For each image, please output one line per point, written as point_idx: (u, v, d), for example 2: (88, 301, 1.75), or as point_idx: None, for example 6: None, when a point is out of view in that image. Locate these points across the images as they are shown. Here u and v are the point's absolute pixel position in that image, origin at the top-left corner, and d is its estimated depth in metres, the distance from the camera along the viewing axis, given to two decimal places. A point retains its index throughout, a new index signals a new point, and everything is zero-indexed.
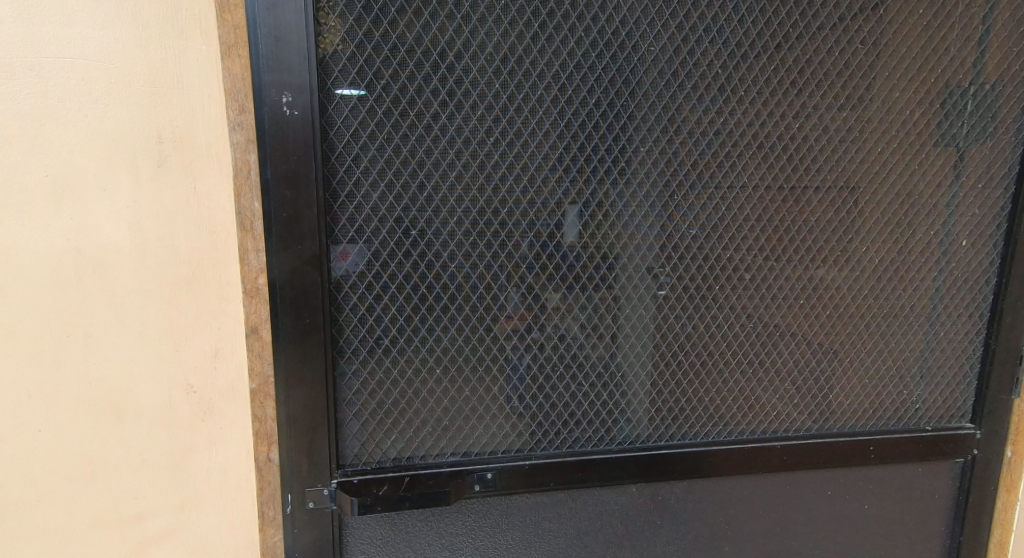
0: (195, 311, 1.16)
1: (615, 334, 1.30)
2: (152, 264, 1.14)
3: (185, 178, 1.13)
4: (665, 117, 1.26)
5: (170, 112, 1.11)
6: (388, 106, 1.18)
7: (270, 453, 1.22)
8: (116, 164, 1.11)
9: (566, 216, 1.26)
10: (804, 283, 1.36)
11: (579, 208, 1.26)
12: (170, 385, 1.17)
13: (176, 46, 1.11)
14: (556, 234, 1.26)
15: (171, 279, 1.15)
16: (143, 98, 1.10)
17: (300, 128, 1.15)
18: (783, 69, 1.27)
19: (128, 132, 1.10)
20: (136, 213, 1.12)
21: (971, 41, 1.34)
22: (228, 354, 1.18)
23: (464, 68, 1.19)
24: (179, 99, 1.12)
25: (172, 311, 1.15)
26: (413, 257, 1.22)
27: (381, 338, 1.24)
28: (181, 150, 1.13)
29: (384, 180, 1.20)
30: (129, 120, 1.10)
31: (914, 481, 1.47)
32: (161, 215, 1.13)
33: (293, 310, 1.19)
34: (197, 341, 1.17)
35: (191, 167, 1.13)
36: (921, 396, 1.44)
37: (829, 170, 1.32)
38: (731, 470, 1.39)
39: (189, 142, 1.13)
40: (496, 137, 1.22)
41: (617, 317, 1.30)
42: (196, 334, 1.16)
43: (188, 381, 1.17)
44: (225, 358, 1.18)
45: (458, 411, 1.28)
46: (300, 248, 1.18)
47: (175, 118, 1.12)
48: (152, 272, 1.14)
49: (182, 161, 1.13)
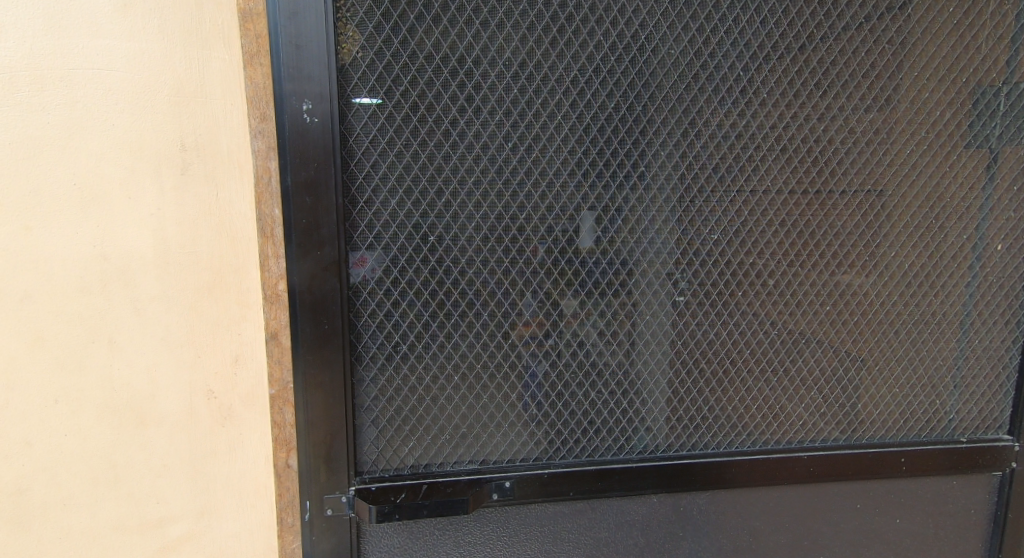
0: (217, 318, 1.17)
1: (634, 340, 1.28)
2: (175, 271, 1.15)
3: (208, 185, 1.15)
4: (687, 120, 1.24)
5: (194, 120, 1.13)
6: (406, 113, 1.18)
7: (288, 459, 1.22)
8: (140, 172, 1.12)
9: (583, 225, 1.24)
10: (831, 289, 1.32)
11: (597, 213, 1.24)
12: (191, 391, 1.17)
13: (200, 56, 1.13)
14: (575, 242, 1.25)
15: (193, 286, 1.16)
16: (167, 107, 1.12)
17: (320, 135, 1.16)
18: (808, 70, 1.25)
19: (153, 141, 1.12)
20: (160, 221, 1.14)
21: (1004, 40, 1.30)
22: (249, 360, 1.19)
23: (481, 74, 1.19)
24: (202, 107, 1.13)
25: (194, 318, 1.16)
26: (430, 264, 1.21)
27: (399, 345, 1.23)
28: (204, 159, 1.14)
29: (403, 187, 1.20)
30: (153, 129, 1.12)
31: (949, 495, 1.41)
32: (184, 222, 1.14)
33: (312, 315, 1.19)
34: (217, 348, 1.17)
35: (214, 175, 1.15)
36: (955, 406, 1.39)
37: (856, 172, 1.29)
38: (755, 482, 1.35)
39: (211, 150, 1.14)
40: (514, 143, 1.22)
41: (636, 324, 1.28)
42: (217, 341, 1.17)
43: (209, 387, 1.18)
44: (246, 365, 1.19)
45: (476, 418, 1.27)
46: (319, 254, 1.18)
47: (198, 127, 1.13)
48: (175, 278, 1.15)
49: (204, 169, 1.14)
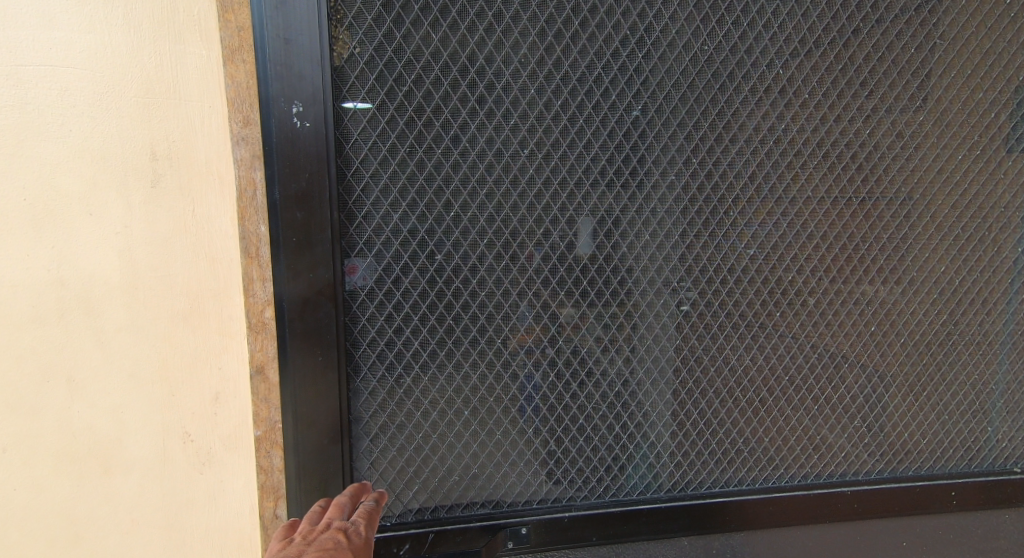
0: (194, 350, 1.04)
1: (631, 356, 1.15)
2: (145, 298, 1.02)
3: (183, 200, 1.01)
4: (720, 124, 1.12)
5: (166, 126, 1.00)
6: (410, 116, 1.04)
7: (277, 509, 1.08)
8: (103, 185, 0.99)
9: (578, 233, 1.11)
10: (876, 308, 1.21)
11: (593, 221, 1.11)
12: (166, 432, 1.05)
13: (173, 51, 0.99)
14: (566, 253, 1.11)
15: (167, 314, 1.03)
16: (135, 110, 0.99)
17: (312, 142, 1.02)
18: (853, 68, 1.14)
19: (118, 149, 0.99)
20: (129, 240, 1.00)
21: None
22: (230, 399, 1.06)
23: (495, 72, 1.06)
24: (175, 111, 1.00)
25: (169, 349, 1.04)
26: (437, 285, 1.08)
27: (402, 377, 1.09)
28: (178, 169, 1.01)
29: (406, 200, 1.06)
30: (118, 135, 0.99)
31: (1000, 529, 1.31)
32: (155, 241, 1.01)
33: (303, 347, 1.05)
34: (195, 384, 1.05)
35: (189, 188, 1.01)
36: (1009, 434, 1.28)
37: (903, 181, 1.18)
38: (793, 520, 1.24)
39: (186, 159, 1.01)
40: (530, 149, 1.08)
41: (633, 336, 1.15)
42: (196, 375, 1.05)
43: (186, 428, 1.06)
44: (227, 403, 1.06)
45: (488, 457, 1.14)
46: (311, 277, 1.04)
47: (171, 133, 1.00)
48: (144, 306, 1.02)
49: (178, 181, 1.01)
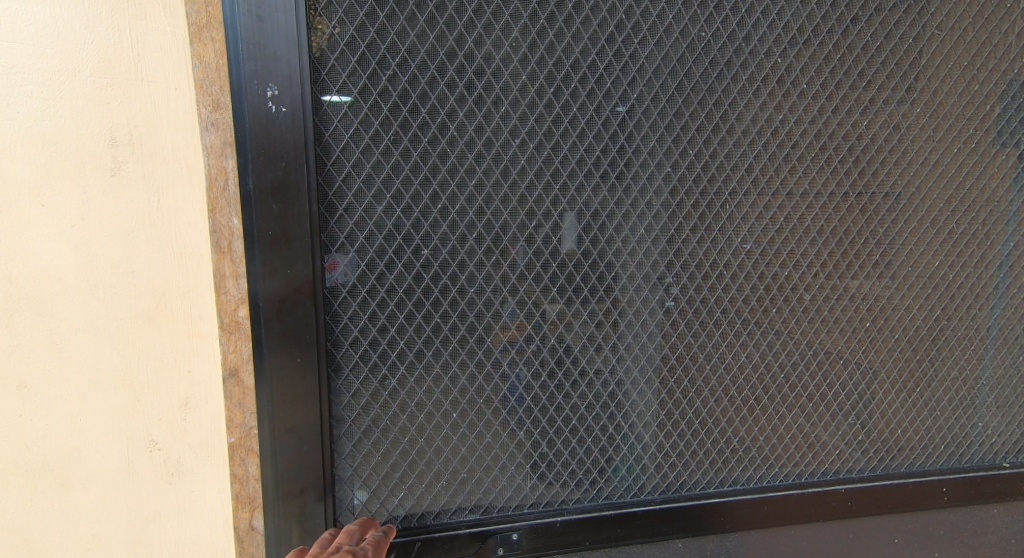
0: (160, 352, 0.97)
1: (616, 347, 1.10)
2: (105, 296, 0.95)
3: (146, 190, 0.94)
4: (718, 114, 1.08)
5: (126, 109, 0.92)
6: (395, 101, 0.97)
7: (252, 520, 1.02)
8: (57, 172, 0.91)
9: (564, 218, 1.06)
10: (871, 304, 1.19)
11: (575, 214, 1.06)
12: (131, 441, 0.98)
13: (134, 27, 0.92)
14: (552, 242, 1.06)
15: (130, 313, 0.96)
16: (91, 91, 0.91)
17: (288, 128, 0.94)
18: (852, 57, 1.11)
19: (73, 134, 0.91)
20: (88, 232, 0.93)
21: None
22: (200, 404, 0.99)
23: (484, 56, 1.00)
24: (137, 93, 0.92)
25: (133, 352, 0.96)
26: (424, 282, 1.02)
27: (387, 379, 1.03)
28: (140, 156, 0.93)
29: (390, 191, 0.99)
30: (73, 119, 0.91)
31: (988, 523, 1.31)
32: (116, 235, 0.94)
33: (281, 348, 0.98)
34: (161, 388, 0.98)
35: (153, 178, 0.94)
36: (999, 429, 1.28)
37: (900, 174, 1.16)
38: (788, 519, 1.22)
39: (150, 145, 0.93)
40: (522, 138, 1.03)
41: (618, 325, 1.10)
42: (163, 379, 0.98)
43: (152, 436, 0.99)
44: (198, 409, 0.99)
45: (478, 461, 1.09)
46: (289, 273, 0.97)
47: (133, 116, 0.92)
48: (105, 305, 0.95)
49: (141, 169, 0.93)
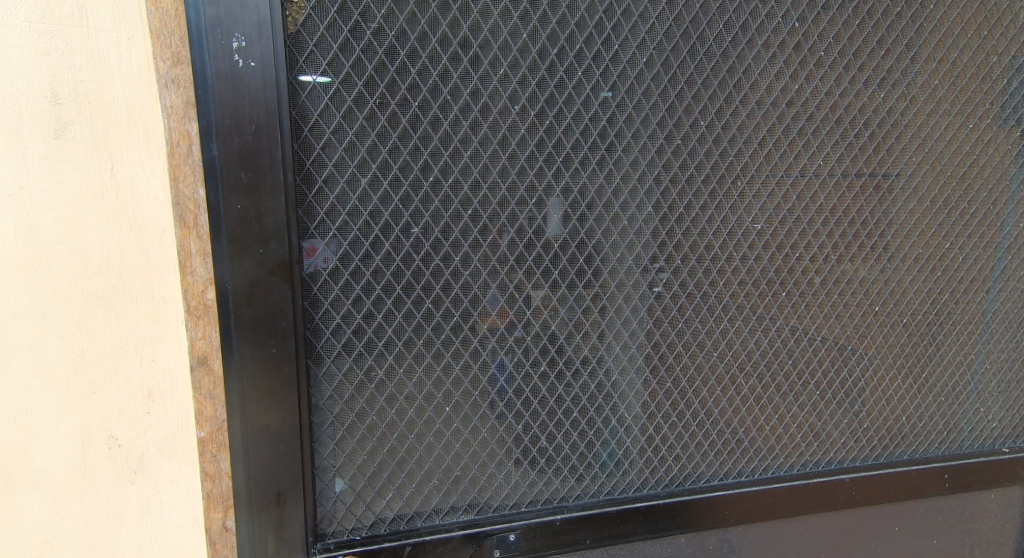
0: (115, 340, 0.86)
1: (602, 336, 1.02)
2: (50, 282, 0.83)
3: (96, 160, 0.82)
4: (731, 82, 1.00)
5: (72, 65, 0.80)
6: (381, 59, 0.86)
7: (226, 521, 0.92)
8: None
9: (549, 210, 0.96)
10: (881, 288, 1.14)
11: (560, 197, 0.96)
12: (84, 440, 0.87)
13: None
14: (540, 231, 0.97)
15: (79, 295, 0.84)
16: (25, 44, 0.78)
17: (258, 86, 0.82)
18: (871, 24, 1.05)
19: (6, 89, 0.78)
20: (30, 203, 0.81)
21: None
22: (162, 399, 0.89)
23: (481, 11, 0.90)
24: (84, 47, 0.80)
25: (83, 340, 0.85)
26: (415, 263, 0.92)
27: (373, 370, 0.93)
28: (89, 118, 0.81)
29: (376, 161, 0.88)
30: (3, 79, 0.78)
31: (981, 507, 1.31)
32: (63, 212, 0.82)
33: (253, 338, 0.87)
34: (120, 378, 0.87)
35: (105, 146, 0.82)
36: (999, 414, 1.27)
37: (914, 151, 1.11)
38: (793, 511, 1.17)
39: (101, 107, 0.81)
40: (522, 104, 0.93)
41: (605, 316, 1.02)
42: (121, 367, 0.86)
43: (108, 435, 0.88)
44: (159, 405, 0.89)
45: (473, 458, 1.01)
46: (261, 253, 0.85)
47: (72, 69, 0.80)
48: (50, 293, 0.83)
49: (90, 136, 0.81)
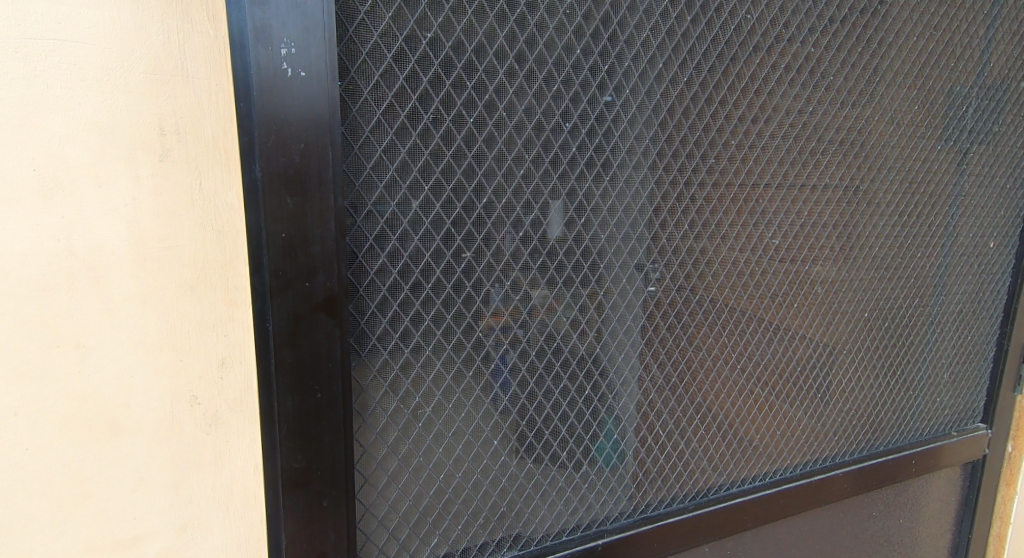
0: (169, 360, 0.75)
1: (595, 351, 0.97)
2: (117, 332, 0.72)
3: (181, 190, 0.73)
4: (759, 103, 1.03)
5: (153, 110, 0.71)
6: (437, 72, 0.78)
7: (283, 526, 0.80)
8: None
9: (550, 212, 0.89)
10: (870, 296, 1.27)
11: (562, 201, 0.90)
12: (107, 508, 0.74)
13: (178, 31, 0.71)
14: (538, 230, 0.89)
15: (138, 314, 0.73)
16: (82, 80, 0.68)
17: (307, 98, 0.70)
18: (869, 52, 1.14)
19: (23, 100, 0.66)
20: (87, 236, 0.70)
21: (1017, 36, 1.32)
22: (197, 452, 0.78)
23: (538, 23, 0.84)
24: (171, 86, 0.71)
25: (121, 380, 0.73)
26: (466, 290, 0.86)
27: (423, 408, 0.87)
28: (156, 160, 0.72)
29: (430, 182, 0.80)
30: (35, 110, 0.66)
31: (934, 486, 1.48)
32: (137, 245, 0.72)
33: (294, 384, 0.76)
34: (189, 413, 0.77)
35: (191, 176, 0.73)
36: (946, 401, 1.44)
37: (897, 171, 1.24)
38: (799, 509, 1.25)
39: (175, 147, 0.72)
40: (574, 122, 0.88)
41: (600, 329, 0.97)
42: (196, 344, 0.76)
43: (141, 494, 0.76)
44: (201, 451, 0.78)
45: (520, 491, 0.97)
46: (307, 287, 0.74)
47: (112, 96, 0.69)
48: (114, 350, 0.73)
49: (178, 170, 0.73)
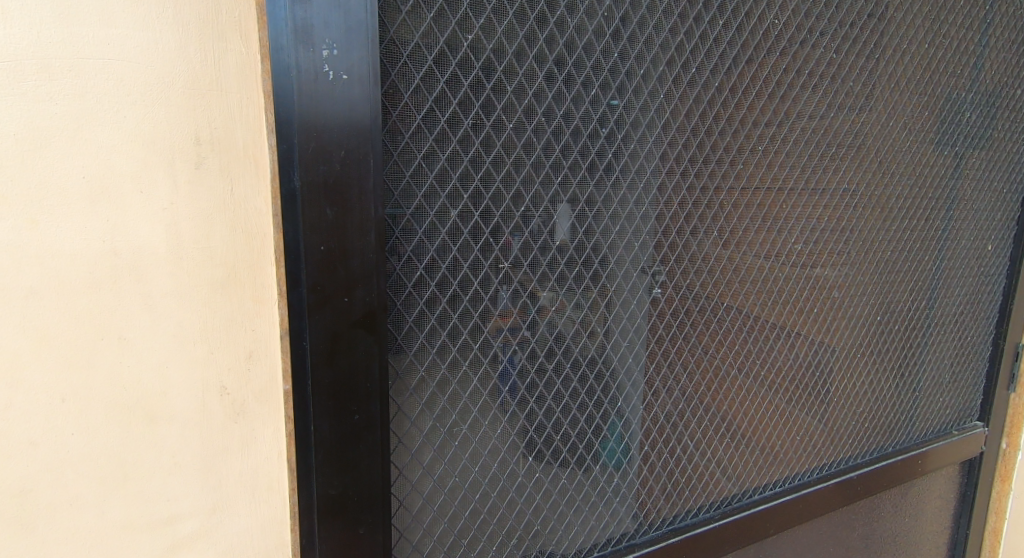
0: (200, 372, 0.72)
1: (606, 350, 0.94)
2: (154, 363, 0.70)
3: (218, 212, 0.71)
4: (784, 110, 1.04)
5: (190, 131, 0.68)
6: (477, 76, 0.76)
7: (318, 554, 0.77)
8: (6, 172, 0.63)
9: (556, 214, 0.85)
10: (880, 300, 1.29)
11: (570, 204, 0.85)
12: (138, 544, 0.72)
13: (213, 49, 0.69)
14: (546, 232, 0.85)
15: (168, 328, 0.70)
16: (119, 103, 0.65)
17: (348, 103, 0.69)
18: (885, 59, 1.15)
19: (61, 126, 0.64)
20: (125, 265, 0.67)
21: (1017, 43, 1.36)
22: (230, 476, 0.75)
23: (577, 26, 0.81)
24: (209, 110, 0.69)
25: (151, 406, 0.70)
26: (503, 303, 0.84)
27: (459, 425, 0.84)
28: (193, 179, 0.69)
29: (469, 191, 0.78)
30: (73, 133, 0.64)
31: (936, 485, 1.51)
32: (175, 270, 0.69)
33: (333, 406, 0.74)
34: (229, 444, 0.74)
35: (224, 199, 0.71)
36: (946, 401, 1.48)
37: (907, 176, 1.27)
38: (816, 513, 1.26)
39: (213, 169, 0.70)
40: (611, 128, 0.86)
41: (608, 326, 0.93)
42: (228, 346, 0.73)
43: (174, 524, 0.73)
44: (239, 479, 0.75)
45: (554, 507, 0.95)
46: (346, 302, 0.72)
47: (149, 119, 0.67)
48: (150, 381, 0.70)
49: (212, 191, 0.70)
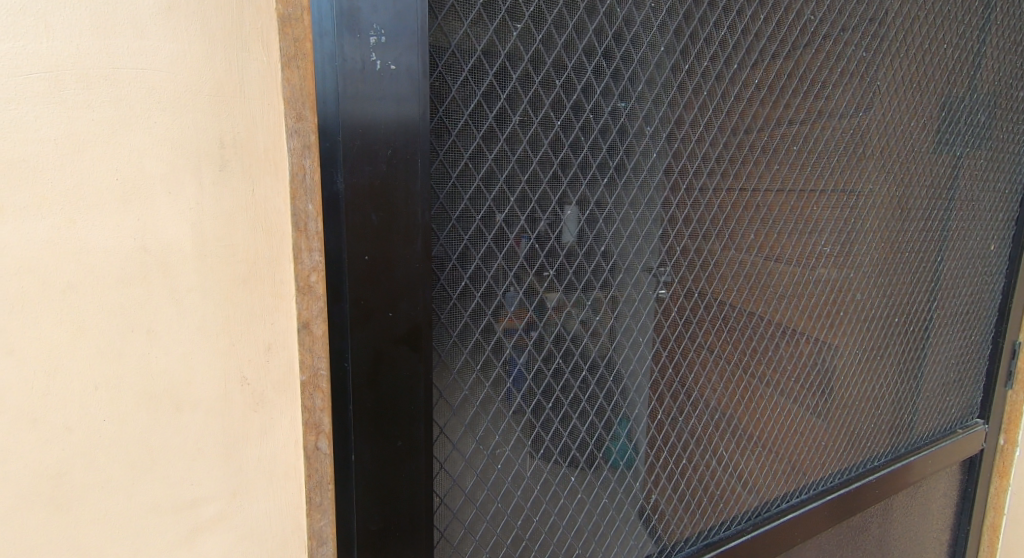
0: (231, 395, 0.66)
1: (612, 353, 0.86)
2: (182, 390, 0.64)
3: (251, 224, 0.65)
4: (815, 110, 1.02)
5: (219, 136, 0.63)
6: (527, 67, 0.72)
7: None
8: (21, 184, 0.56)
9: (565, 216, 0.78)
10: (893, 300, 1.30)
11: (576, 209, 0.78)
12: None
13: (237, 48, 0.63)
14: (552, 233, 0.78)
15: (197, 349, 0.64)
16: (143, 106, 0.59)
17: (396, 95, 0.64)
18: (905, 60, 1.15)
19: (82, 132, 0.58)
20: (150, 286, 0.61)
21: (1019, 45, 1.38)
22: (258, 501, 0.69)
23: (625, 18, 0.78)
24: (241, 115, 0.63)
25: (180, 440, 0.64)
26: (547, 312, 0.79)
27: (502, 446, 0.79)
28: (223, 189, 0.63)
29: (516, 192, 0.74)
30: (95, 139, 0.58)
31: (942, 484, 1.53)
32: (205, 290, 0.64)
33: (376, 431, 0.69)
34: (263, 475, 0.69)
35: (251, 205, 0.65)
36: (951, 400, 1.49)
37: (921, 177, 1.27)
38: (838, 518, 1.26)
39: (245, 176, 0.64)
40: (655, 126, 0.83)
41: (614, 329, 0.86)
42: (262, 371, 0.68)
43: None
44: (275, 509, 0.70)
45: (595, 526, 0.92)
46: (391, 315, 0.67)
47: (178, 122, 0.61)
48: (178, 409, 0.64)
49: (238, 198, 0.64)
